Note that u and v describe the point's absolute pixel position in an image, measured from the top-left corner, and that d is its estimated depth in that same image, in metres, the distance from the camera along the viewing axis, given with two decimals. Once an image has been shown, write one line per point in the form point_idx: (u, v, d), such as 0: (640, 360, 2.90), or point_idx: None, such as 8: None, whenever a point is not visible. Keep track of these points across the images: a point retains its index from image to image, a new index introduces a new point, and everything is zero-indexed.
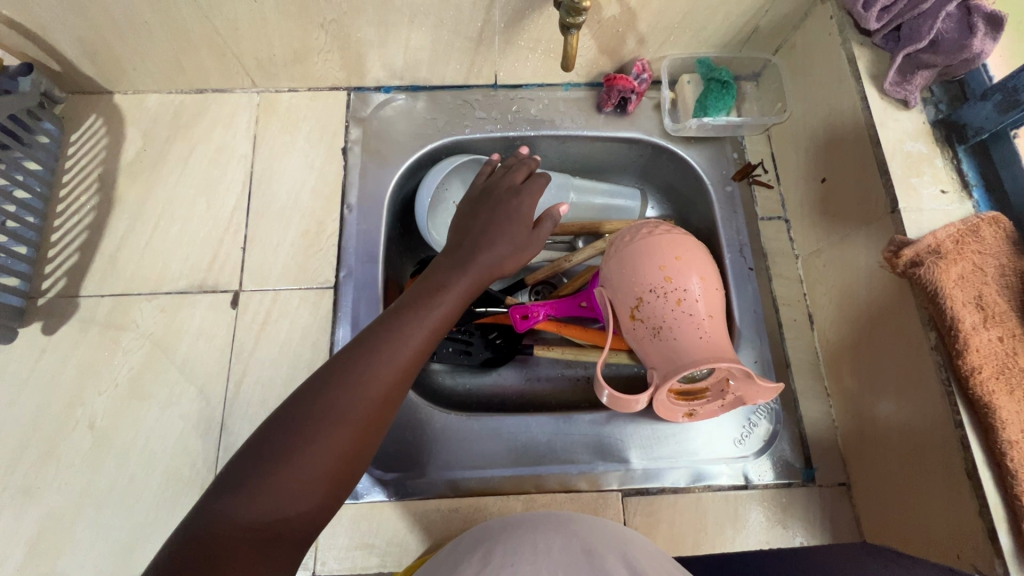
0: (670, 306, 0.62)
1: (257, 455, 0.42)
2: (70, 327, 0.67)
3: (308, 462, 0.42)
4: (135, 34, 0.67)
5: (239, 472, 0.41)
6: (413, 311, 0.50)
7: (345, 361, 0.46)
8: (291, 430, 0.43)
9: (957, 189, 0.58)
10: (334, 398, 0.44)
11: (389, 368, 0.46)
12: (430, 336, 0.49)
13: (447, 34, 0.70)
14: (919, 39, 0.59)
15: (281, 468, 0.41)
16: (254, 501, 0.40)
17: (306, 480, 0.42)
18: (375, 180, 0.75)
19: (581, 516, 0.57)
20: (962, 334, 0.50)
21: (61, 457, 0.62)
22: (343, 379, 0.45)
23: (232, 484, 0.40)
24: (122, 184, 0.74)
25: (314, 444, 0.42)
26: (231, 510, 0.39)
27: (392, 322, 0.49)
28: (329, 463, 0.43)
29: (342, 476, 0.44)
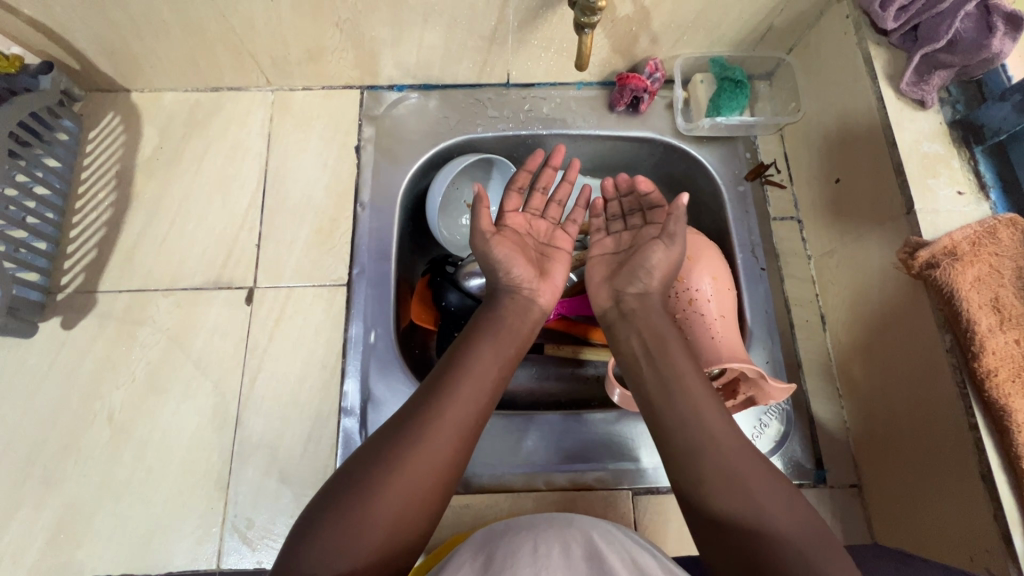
0: (681, 306, 0.65)
1: (324, 512, 0.44)
2: (89, 321, 0.68)
3: (382, 504, 0.43)
4: (153, 33, 0.67)
5: (319, 513, 0.44)
6: (466, 368, 0.52)
7: (406, 420, 0.48)
8: (360, 487, 0.44)
9: (974, 190, 0.58)
10: (402, 455, 0.46)
11: (450, 423, 0.48)
12: (482, 389, 0.51)
13: (460, 33, 0.70)
14: (938, 39, 0.58)
15: (353, 528, 0.42)
16: (330, 562, 0.41)
17: (376, 539, 0.42)
18: (387, 179, 0.76)
19: (586, 517, 0.56)
20: (978, 336, 0.50)
21: (80, 449, 0.64)
22: (410, 437, 0.47)
23: (313, 525, 0.43)
24: (139, 181, 0.75)
25: (385, 502, 0.44)
26: (314, 552, 0.41)
27: (448, 378, 0.51)
28: (401, 506, 0.44)
29: (410, 536, 0.44)
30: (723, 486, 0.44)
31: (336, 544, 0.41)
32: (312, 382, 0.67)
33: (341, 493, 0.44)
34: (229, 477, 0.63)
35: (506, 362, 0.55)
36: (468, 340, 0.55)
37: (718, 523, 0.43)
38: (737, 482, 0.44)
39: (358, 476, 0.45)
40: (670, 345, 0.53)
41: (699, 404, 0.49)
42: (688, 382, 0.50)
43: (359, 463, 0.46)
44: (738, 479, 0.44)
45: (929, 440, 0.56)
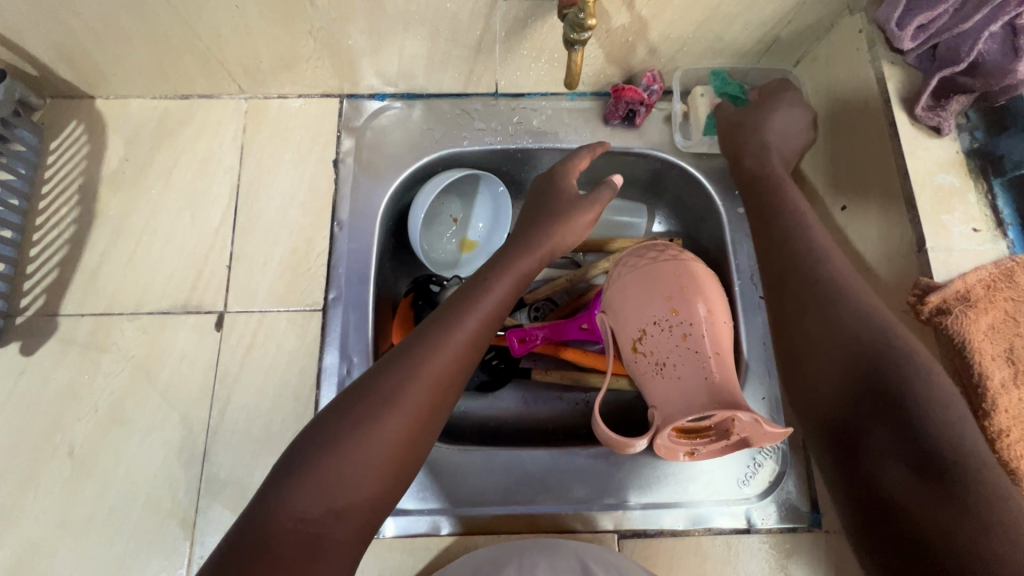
0: (675, 341, 0.59)
1: (304, 456, 0.45)
2: (49, 348, 0.65)
3: (360, 451, 0.45)
4: (114, 40, 0.63)
5: (295, 460, 0.45)
6: (463, 311, 0.53)
7: (398, 366, 0.48)
8: (347, 427, 0.45)
9: (990, 227, 0.54)
10: (390, 400, 0.47)
11: (440, 363, 0.49)
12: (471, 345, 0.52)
13: (444, 42, 0.65)
14: (958, 62, 0.54)
15: (344, 470, 0.44)
16: (306, 500, 0.42)
17: (367, 477, 0.44)
18: (367, 196, 0.71)
19: (568, 541, 0.59)
20: (991, 393, 0.48)
21: (42, 485, 0.61)
22: (401, 379, 0.48)
23: (283, 476, 0.44)
24: (104, 196, 0.71)
25: (373, 442, 0.45)
26: (283, 498, 0.42)
27: (441, 322, 0.52)
28: (379, 453, 0.45)
29: (401, 472, 0.47)
30: (890, 424, 0.47)
31: (322, 484, 0.43)
32: (284, 415, 0.64)
33: (325, 434, 0.45)
34: (197, 516, 0.60)
35: (502, 309, 0.56)
36: (468, 287, 0.56)
37: (893, 460, 0.46)
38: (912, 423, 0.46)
39: (344, 420, 0.46)
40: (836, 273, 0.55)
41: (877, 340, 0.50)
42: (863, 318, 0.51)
43: (345, 404, 0.47)
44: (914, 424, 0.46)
45: None
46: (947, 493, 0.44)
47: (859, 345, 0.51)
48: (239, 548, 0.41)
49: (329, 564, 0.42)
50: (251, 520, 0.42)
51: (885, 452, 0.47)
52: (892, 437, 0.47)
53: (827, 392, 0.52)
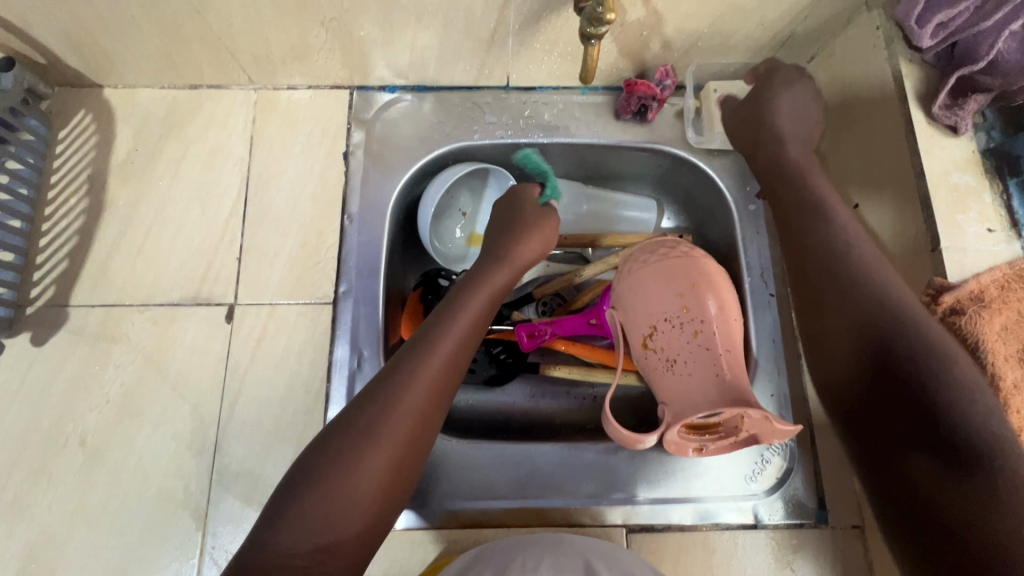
0: (686, 337, 0.59)
1: (297, 493, 0.44)
2: (59, 338, 0.65)
3: (354, 484, 0.45)
4: (124, 29, 0.62)
5: (286, 498, 0.44)
6: (436, 343, 0.52)
7: (374, 404, 0.48)
8: (330, 465, 0.45)
9: (1005, 227, 0.54)
10: (371, 436, 0.46)
11: (427, 386, 0.49)
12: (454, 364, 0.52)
13: (456, 34, 0.64)
14: (977, 60, 0.53)
15: (328, 509, 0.44)
16: (302, 535, 0.43)
17: (352, 517, 0.44)
18: (377, 189, 0.71)
19: (577, 538, 0.59)
20: (1004, 394, 0.48)
21: (53, 475, 0.61)
22: (381, 415, 0.47)
23: (278, 514, 0.44)
24: (113, 186, 0.70)
25: (357, 483, 0.45)
26: (278, 539, 0.43)
27: (416, 354, 0.51)
28: (372, 483, 0.45)
29: (387, 506, 0.47)
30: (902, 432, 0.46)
31: (312, 521, 0.43)
32: (294, 408, 0.64)
33: (308, 475, 0.45)
34: (208, 506, 0.61)
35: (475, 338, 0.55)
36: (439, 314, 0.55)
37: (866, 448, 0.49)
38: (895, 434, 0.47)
39: (326, 456, 0.46)
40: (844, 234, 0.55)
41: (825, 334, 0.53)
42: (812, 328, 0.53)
43: (323, 445, 0.47)
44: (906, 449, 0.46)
45: None
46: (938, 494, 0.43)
47: (872, 320, 0.50)
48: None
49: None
50: (247, 555, 0.43)
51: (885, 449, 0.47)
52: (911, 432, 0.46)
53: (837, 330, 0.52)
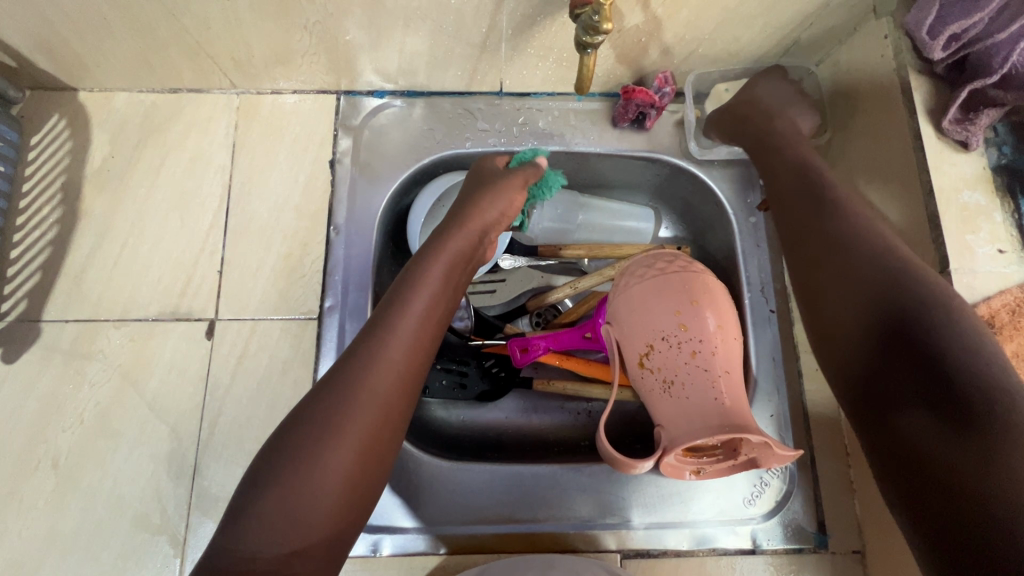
0: (683, 358, 0.57)
1: (260, 495, 0.43)
2: (31, 355, 0.62)
3: (316, 482, 0.43)
4: (96, 32, 0.59)
5: (248, 502, 0.43)
6: (391, 329, 0.49)
7: (327, 399, 0.46)
8: (289, 466, 0.43)
9: (1016, 248, 0.52)
10: (329, 429, 0.44)
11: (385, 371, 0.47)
12: (416, 345, 0.50)
13: (447, 39, 0.62)
14: (990, 73, 0.51)
15: (290, 512, 0.42)
16: (266, 541, 0.41)
17: (317, 521, 0.43)
18: (365, 199, 0.69)
19: (560, 556, 0.58)
20: None
21: (23, 500, 0.59)
22: (337, 407, 0.45)
23: (241, 519, 0.42)
24: (88, 195, 0.67)
25: (321, 482, 0.43)
26: (241, 543, 0.41)
27: (372, 342, 0.48)
28: (336, 480, 0.44)
29: (359, 500, 0.45)
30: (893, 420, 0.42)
31: (275, 522, 0.42)
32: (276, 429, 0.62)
33: (265, 479, 0.43)
34: (187, 532, 0.59)
35: (437, 321, 0.52)
36: (394, 295, 0.52)
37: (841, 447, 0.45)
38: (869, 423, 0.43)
39: (285, 456, 0.44)
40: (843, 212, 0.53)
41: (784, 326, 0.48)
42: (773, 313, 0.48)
43: (279, 447, 0.44)
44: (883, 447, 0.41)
45: None
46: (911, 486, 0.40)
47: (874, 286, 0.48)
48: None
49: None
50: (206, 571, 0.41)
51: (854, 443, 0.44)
52: (926, 411, 0.42)
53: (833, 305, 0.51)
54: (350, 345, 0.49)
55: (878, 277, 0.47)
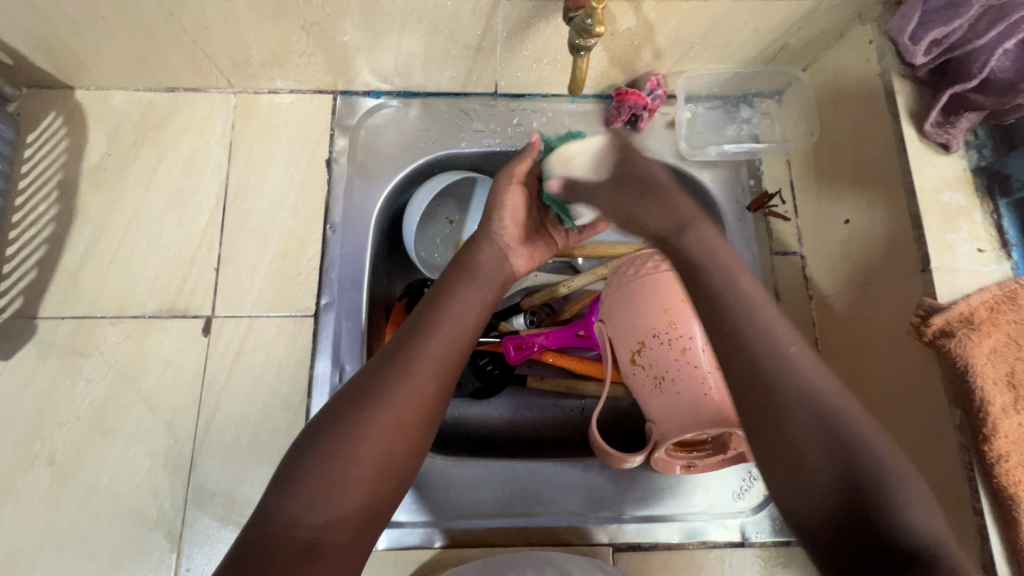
0: (674, 355, 0.58)
1: (304, 460, 0.43)
2: (27, 352, 0.62)
3: (362, 450, 0.44)
4: (94, 31, 0.59)
5: (294, 466, 0.43)
6: (440, 316, 0.52)
7: (375, 378, 0.47)
8: (338, 434, 0.44)
9: (995, 247, 0.53)
10: (378, 403, 0.45)
11: (433, 351, 0.49)
12: (460, 330, 0.52)
13: (443, 40, 0.63)
14: (969, 79, 0.52)
15: (331, 478, 0.42)
16: (307, 503, 0.41)
17: (355, 494, 0.43)
18: (361, 198, 0.69)
19: (560, 554, 0.58)
20: (991, 418, 0.47)
21: (19, 495, 0.59)
22: (384, 385, 0.46)
23: (284, 484, 0.42)
24: (85, 193, 0.68)
25: (365, 455, 0.44)
26: (280, 507, 0.41)
27: (419, 332, 0.50)
28: (379, 451, 0.44)
29: (396, 477, 0.45)
30: (910, 492, 0.38)
31: (318, 489, 0.42)
32: (273, 425, 0.62)
33: (311, 447, 0.44)
34: (183, 527, 0.59)
35: (477, 319, 0.54)
36: (439, 293, 0.54)
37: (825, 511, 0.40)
38: (883, 487, 0.38)
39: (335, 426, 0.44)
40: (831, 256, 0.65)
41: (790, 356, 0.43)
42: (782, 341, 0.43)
43: (326, 418, 0.45)
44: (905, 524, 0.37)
45: None
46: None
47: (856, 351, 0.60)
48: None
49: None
50: (247, 540, 0.41)
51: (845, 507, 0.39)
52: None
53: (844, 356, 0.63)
54: (396, 335, 0.51)
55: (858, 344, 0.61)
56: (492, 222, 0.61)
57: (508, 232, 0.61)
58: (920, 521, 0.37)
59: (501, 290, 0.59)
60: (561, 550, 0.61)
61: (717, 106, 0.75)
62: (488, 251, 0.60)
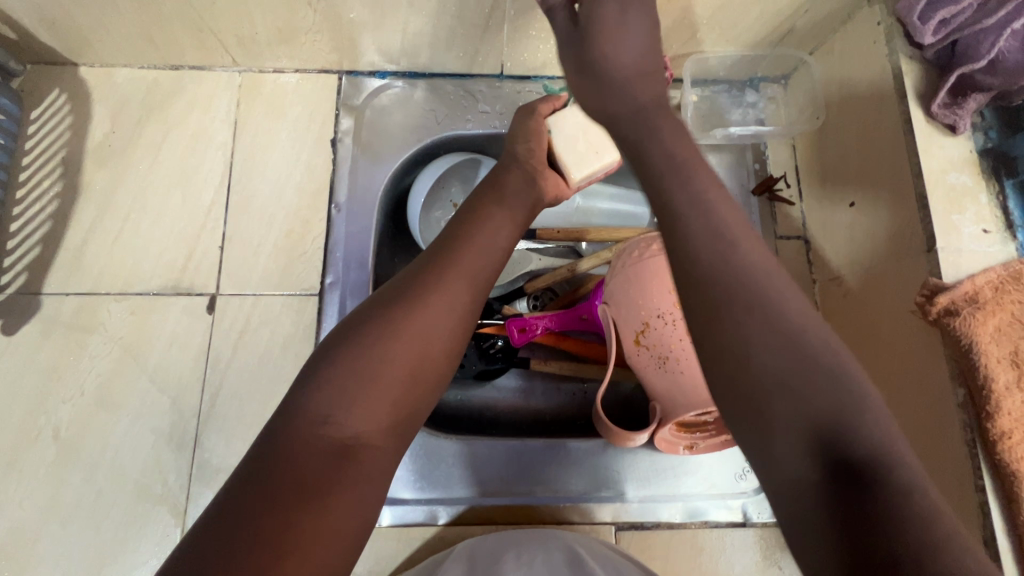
0: (678, 335, 0.58)
1: (332, 361, 0.42)
2: (32, 327, 0.62)
3: (395, 352, 0.42)
4: (99, 6, 0.58)
5: (322, 367, 0.42)
6: (470, 232, 0.50)
7: (408, 285, 0.45)
8: (370, 337, 0.42)
9: (1000, 228, 0.53)
10: (411, 308, 0.44)
11: (467, 261, 0.48)
12: (491, 248, 0.50)
13: (450, 20, 0.62)
14: (977, 59, 0.52)
15: (362, 378, 0.41)
16: (338, 401, 0.40)
17: (387, 396, 0.41)
18: (366, 177, 0.69)
19: (569, 534, 0.59)
20: (994, 396, 0.47)
21: (24, 469, 0.59)
22: (416, 289, 0.45)
23: (312, 383, 0.41)
24: (89, 169, 0.67)
25: (396, 357, 0.42)
26: (307, 404, 0.40)
27: (451, 245, 0.49)
28: (414, 354, 0.43)
29: (427, 383, 0.44)
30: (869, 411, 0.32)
31: (350, 386, 0.40)
32: (277, 402, 0.62)
33: (343, 348, 0.42)
34: (187, 503, 0.59)
35: (507, 239, 0.52)
36: (471, 211, 0.53)
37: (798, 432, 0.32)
38: (845, 410, 0.32)
39: (367, 330, 0.43)
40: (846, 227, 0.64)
41: (747, 278, 0.36)
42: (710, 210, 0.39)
43: (355, 324, 0.44)
44: (863, 422, 0.32)
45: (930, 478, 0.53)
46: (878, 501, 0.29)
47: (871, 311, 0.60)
48: (252, 481, 0.37)
49: (343, 498, 0.38)
50: (269, 443, 0.39)
51: (816, 424, 0.32)
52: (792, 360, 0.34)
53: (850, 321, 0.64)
54: (426, 250, 0.49)
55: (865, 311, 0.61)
56: (521, 143, 0.58)
57: (534, 155, 0.58)
58: (877, 432, 0.32)
59: (530, 214, 0.57)
60: (565, 527, 0.61)
61: (723, 90, 0.75)
62: (517, 174, 0.57)
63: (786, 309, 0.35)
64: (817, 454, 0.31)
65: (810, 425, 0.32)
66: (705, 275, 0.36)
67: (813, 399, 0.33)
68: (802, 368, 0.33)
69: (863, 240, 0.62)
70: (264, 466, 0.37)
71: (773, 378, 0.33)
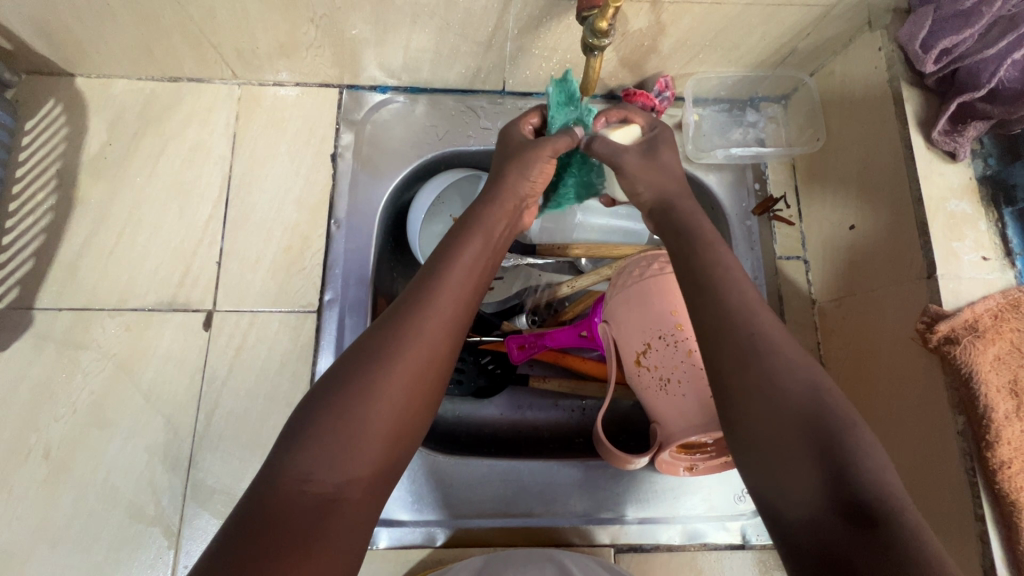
0: (680, 356, 0.57)
1: (313, 415, 0.41)
2: (23, 344, 0.61)
3: (377, 397, 0.42)
4: (97, 18, 0.58)
5: (306, 418, 0.41)
6: (446, 272, 0.49)
7: (381, 331, 0.45)
8: (350, 390, 0.42)
9: (999, 256, 0.54)
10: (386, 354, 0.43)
11: (445, 302, 0.47)
12: (466, 290, 0.49)
13: (453, 37, 0.62)
14: (978, 87, 0.53)
15: (341, 432, 0.40)
16: (318, 459, 0.39)
17: (368, 446, 0.41)
18: (366, 192, 0.69)
19: (565, 552, 0.58)
20: (994, 425, 0.48)
21: (14, 490, 0.58)
22: (392, 336, 0.44)
23: (298, 433, 0.40)
24: (84, 183, 0.66)
25: (375, 408, 0.41)
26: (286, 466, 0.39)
27: (425, 287, 0.48)
28: (396, 398, 0.42)
29: (410, 423, 0.43)
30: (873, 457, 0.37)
31: (328, 446, 0.39)
32: (273, 421, 0.62)
33: (321, 402, 0.41)
34: (181, 524, 0.58)
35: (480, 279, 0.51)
36: (441, 252, 0.51)
37: (810, 479, 0.37)
38: (845, 464, 0.37)
39: (348, 381, 0.42)
40: (845, 250, 0.65)
41: (755, 357, 0.42)
42: (729, 297, 0.46)
43: (335, 375, 0.43)
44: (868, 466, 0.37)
45: (929, 505, 0.53)
46: (881, 538, 0.33)
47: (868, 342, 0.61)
48: (233, 544, 0.36)
49: (324, 552, 0.37)
50: (253, 499, 0.38)
51: (820, 470, 0.37)
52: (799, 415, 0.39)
53: (842, 348, 0.65)
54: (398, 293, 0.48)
55: (861, 341, 0.62)
56: (518, 184, 0.57)
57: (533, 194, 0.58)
58: (880, 479, 0.36)
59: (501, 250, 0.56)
60: (563, 549, 0.61)
61: (724, 109, 0.75)
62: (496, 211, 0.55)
63: (783, 371, 0.41)
64: (831, 495, 0.36)
65: (816, 469, 0.37)
66: (722, 344, 0.43)
67: (816, 455, 0.37)
68: (807, 424, 0.39)
69: (863, 263, 0.62)
70: (244, 531, 0.36)
71: (783, 436, 0.39)
